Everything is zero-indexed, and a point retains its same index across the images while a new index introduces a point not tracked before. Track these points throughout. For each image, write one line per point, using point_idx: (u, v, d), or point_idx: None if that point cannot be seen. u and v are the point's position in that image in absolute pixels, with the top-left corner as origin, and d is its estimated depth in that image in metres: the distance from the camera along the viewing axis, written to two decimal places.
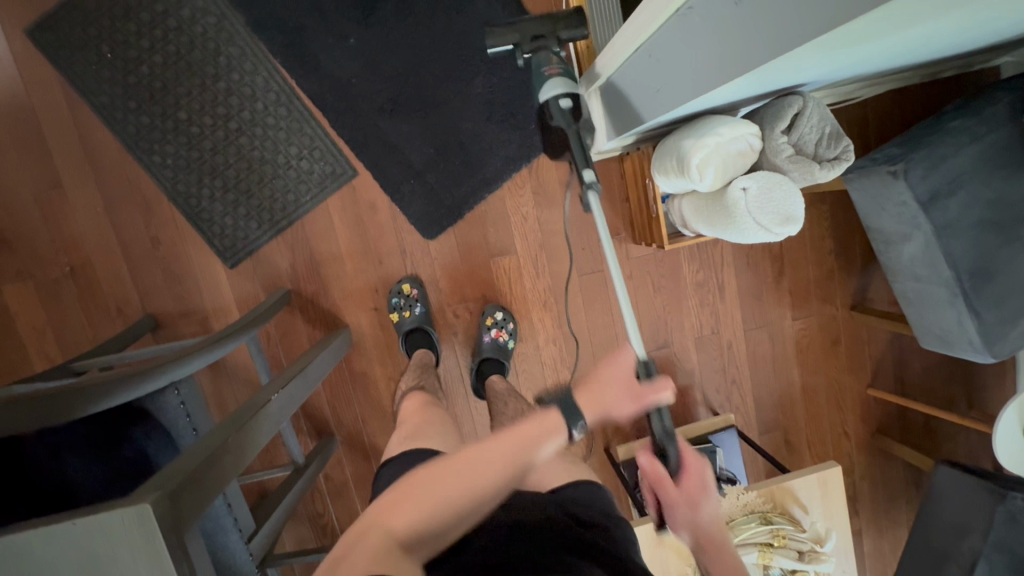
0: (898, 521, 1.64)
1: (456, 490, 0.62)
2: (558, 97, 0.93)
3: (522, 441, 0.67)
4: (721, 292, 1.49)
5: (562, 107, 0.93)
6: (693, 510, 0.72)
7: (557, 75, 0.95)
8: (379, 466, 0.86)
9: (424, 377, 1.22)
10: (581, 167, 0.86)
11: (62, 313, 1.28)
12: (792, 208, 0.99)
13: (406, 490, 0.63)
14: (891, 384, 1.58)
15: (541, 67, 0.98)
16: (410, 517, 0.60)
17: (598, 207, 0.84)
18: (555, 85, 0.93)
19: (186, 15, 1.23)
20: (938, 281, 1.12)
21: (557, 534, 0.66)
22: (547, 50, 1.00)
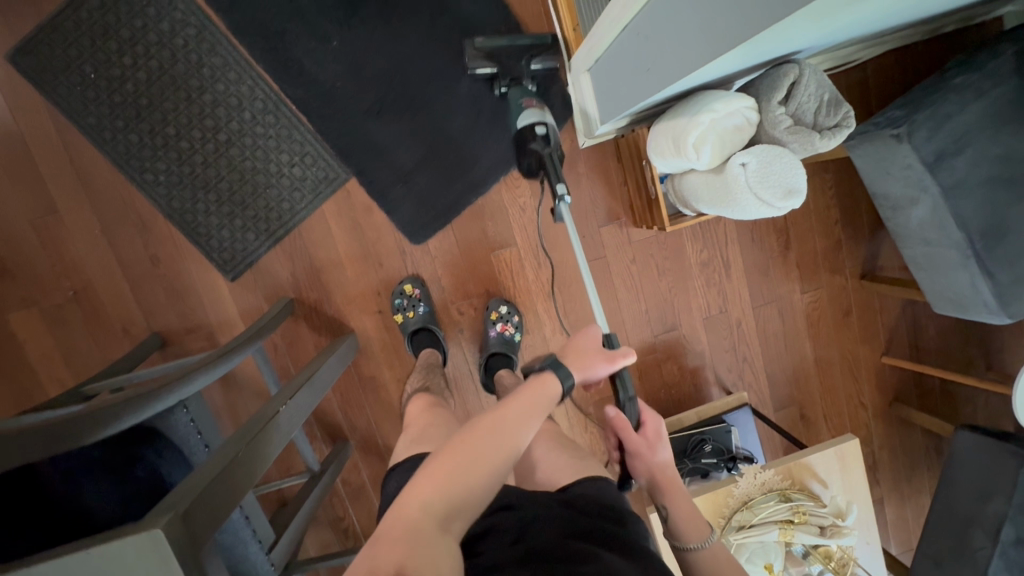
0: (921, 487, 1.62)
1: (484, 457, 0.62)
2: (534, 124, 1.12)
3: (526, 398, 0.71)
4: (727, 270, 1.47)
5: (538, 133, 1.10)
6: (650, 451, 0.87)
7: (533, 107, 1.15)
8: (388, 470, 0.85)
9: (431, 377, 1.21)
10: (554, 182, 1.01)
11: (69, 338, 1.28)
12: (794, 179, 0.97)
13: (434, 463, 0.61)
14: (906, 351, 1.55)
15: (520, 100, 1.19)
16: (445, 485, 0.58)
17: (569, 215, 1.00)
18: (532, 115, 1.12)
19: (167, 29, 1.22)
20: (949, 243, 1.09)
21: (571, 531, 0.65)
22: (520, 87, 1.23)
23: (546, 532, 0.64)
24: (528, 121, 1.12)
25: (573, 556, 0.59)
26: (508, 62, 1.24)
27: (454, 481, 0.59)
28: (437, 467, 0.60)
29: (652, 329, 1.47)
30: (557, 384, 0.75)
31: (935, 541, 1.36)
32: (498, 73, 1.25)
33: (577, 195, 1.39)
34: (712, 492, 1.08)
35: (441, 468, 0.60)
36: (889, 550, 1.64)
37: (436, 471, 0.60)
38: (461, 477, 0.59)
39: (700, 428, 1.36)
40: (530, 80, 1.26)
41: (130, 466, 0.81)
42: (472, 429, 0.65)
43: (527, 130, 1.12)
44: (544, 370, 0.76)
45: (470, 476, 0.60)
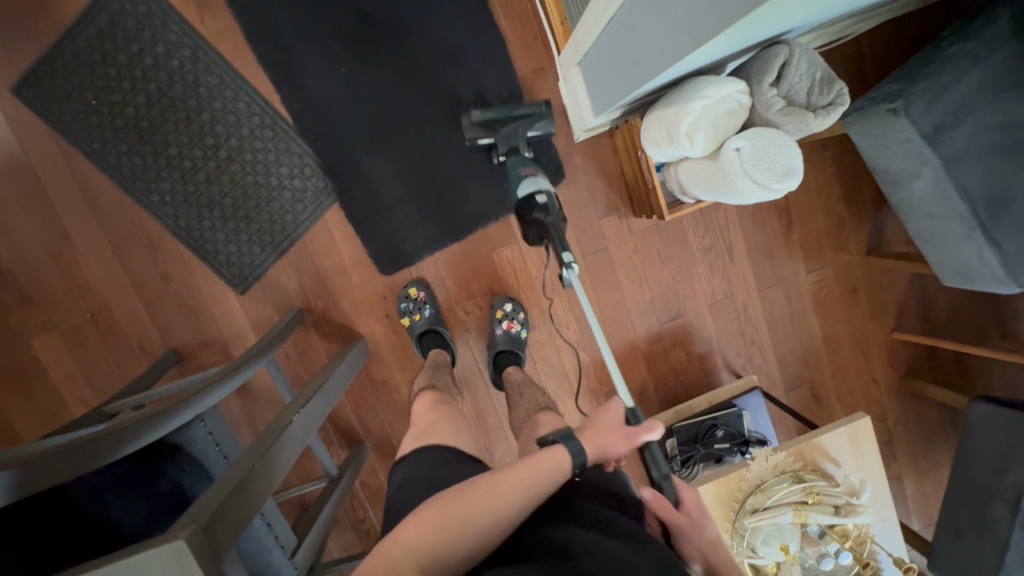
0: (939, 460, 1.61)
1: (470, 519, 0.64)
2: (534, 193, 1.11)
3: (529, 471, 0.69)
4: (731, 254, 1.47)
5: (540, 202, 1.08)
6: (699, 529, 0.72)
7: (533, 175, 1.16)
8: (394, 465, 0.88)
9: (436, 377, 1.22)
10: (560, 251, 0.99)
11: (90, 358, 1.32)
12: (790, 161, 0.97)
13: (421, 514, 0.64)
14: (918, 325, 1.54)
15: (519, 169, 1.19)
16: (423, 537, 0.62)
17: (576, 284, 0.96)
18: (532, 185, 1.12)
19: (162, 52, 1.24)
20: (954, 215, 1.08)
21: (580, 520, 0.66)
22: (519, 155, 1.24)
23: (557, 526, 0.65)
24: (527, 191, 1.12)
25: (581, 549, 0.60)
26: (505, 130, 1.24)
27: (433, 540, 0.62)
28: (419, 521, 0.63)
29: (657, 317, 1.47)
30: (568, 464, 0.71)
31: (955, 514, 1.35)
32: (496, 143, 1.25)
33: (576, 189, 1.39)
34: (725, 477, 1.08)
35: (423, 523, 0.63)
36: (910, 526, 1.64)
37: (420, 523, 0.63)
38: (440, 536, 0.62)
39: (710, 414, 1.36)
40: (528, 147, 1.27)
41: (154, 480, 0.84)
42: (466, 492, 0.66)
43: (527, 199, 1.11)
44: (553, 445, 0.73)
45: (449, 539, 0.62)
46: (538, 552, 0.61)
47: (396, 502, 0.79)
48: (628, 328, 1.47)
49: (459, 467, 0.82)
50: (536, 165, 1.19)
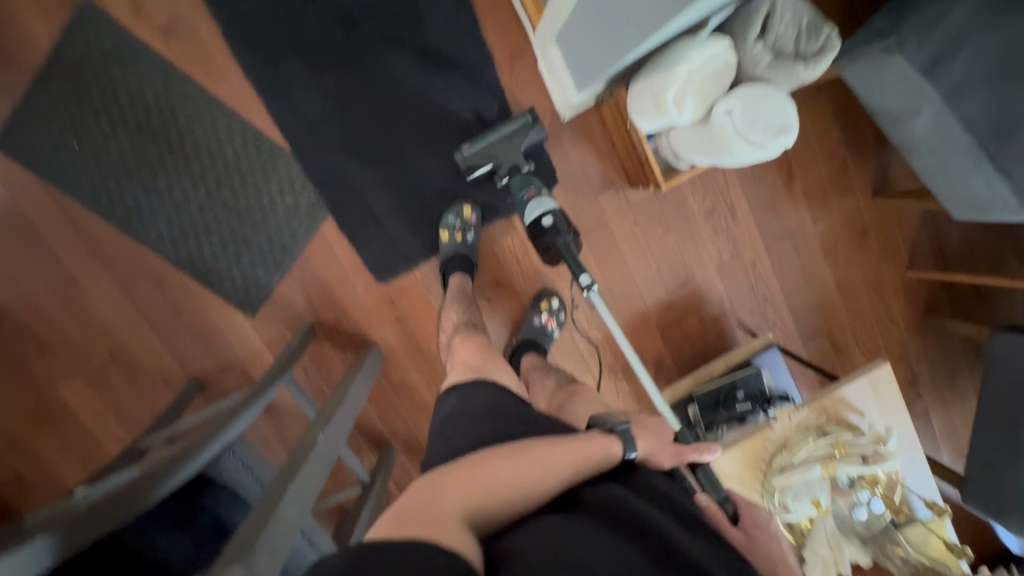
0: (964, 392, 1.61)
1: (522, 482, 0.65)
2: (540, 216, 1.17)
3: (582, 451, 0.71)
4: (733, 213, 1.44)
5: (545, 225, 1.16)
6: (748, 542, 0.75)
7: (534, 197, 1.19)
8: (449, 389, 0.96)
9: (472, 312, 1.25)
10: (577, 274, 1.11)
11: (117, 397, 1.35)
12: (782, 115, 0.95)
13: (477, 468, 0.65)
14: (932, 259, 1.52)
15: (521, 188, 1.22)
16: (472, 493, 0.62)
17: (599, 302, 1.11)
18: (537, 207, 1.17)
19: (134, 85, 1.22)
20: (958, 149, 1.05)
21: (631, 487, 0.68)
22: (518, 172, 1.25)
23: (597, 485, 0.68)
24: (534, 213, 1.17)
25: (623, 508, 0.62)
26: (500, 151, 1.25)
27: (485, 493, 0.63)
28: (475, 475, 0.64)
29: (666, 286, 1.46)
30: (619, 451, 0.74)
31: (986, 444, 1.35)
32: (496, 167, 1.26)
33: (569, 168, 1.37)
34: (749, 440, 1.09)
35: (477, 478, 0.64)
36: (940, 460, 1.64)
37: (475, 476, 0.64)
38: (492, 488, 0.64)
39: (730, 375, 1.36)
40: (526, 161, 1.27)
41: (194, 513, 0.85)
42: (522, 454, 0.68)
43: (534, 223, 1.17)
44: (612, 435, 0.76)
45: (498, 492, 0.64)
46: (579, 506, 0.64)
47: (449, 420, 0.88)
48: (638, 301, 1.45)
49: (511, 402, 0.88)
50: (536, 183, 1.22)
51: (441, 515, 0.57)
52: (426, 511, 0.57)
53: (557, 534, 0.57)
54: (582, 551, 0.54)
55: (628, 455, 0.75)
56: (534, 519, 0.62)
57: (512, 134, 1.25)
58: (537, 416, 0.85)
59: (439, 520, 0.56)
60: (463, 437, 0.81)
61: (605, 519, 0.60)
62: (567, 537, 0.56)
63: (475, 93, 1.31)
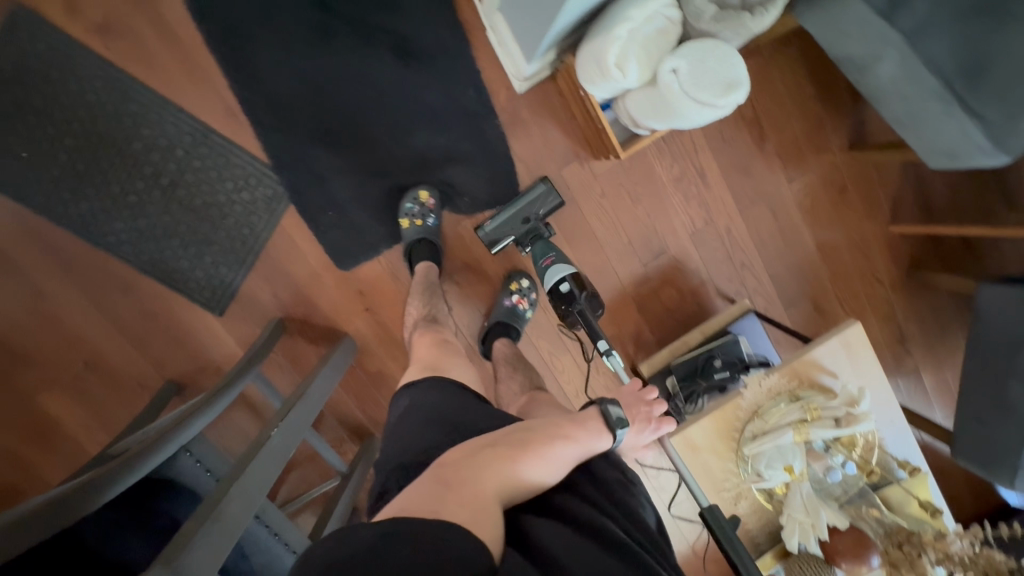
0: (955, 348, 1.58)
1: (543, 465, 0.70)
2: (560, 280, 1.28)
3: (583, 435, 0.78)
4: (704, 178, 1.40)
5: (563, 289, 1.27)
6: None
7: (552, 263, 1.30)
8: (401, 390, 0.93)
9: (433, 304, 1.24)
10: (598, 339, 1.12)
11: (94, 406, 1.34)
12: (732, 73, 0.90)
13: (507, 453, 0.69)
14: (916, 213, 1.48)
15: (540, 256, 1.32)
16: (499, 476, 0.66)
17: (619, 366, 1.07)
18: (557, 273, 1.28)
19: (76, 88, 1.21)
20: (927, 93, 1.00)
21: (585, 498, 0.68)
22: (541, 239, 1.33)
23: (571, 497, 0.68)
24: (553, 279, 1.28)
25: (591, 519, 0.63)
26: (520, 220, 1.33)
27: (515, 477, 0.67)
28: (505, 458, 0.68)
29: (640, 259, 1.42)
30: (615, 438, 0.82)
31: (974, 399, 1.32)
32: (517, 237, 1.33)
33: (529, 143, 1.34)
34: (721, 409, 1.06)
35: (506, 459, 0.68)
36: (935, 418, 1.61)
37: (506, 461, 0.68)
38: (520, 472, 0.68)
39: (707, 346, 1.34)
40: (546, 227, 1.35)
41: (151, 517, 0.85)
42: (544, 444, 0.72)
43: (553, 287, 1.28)
44: (614, 431, 0.82)
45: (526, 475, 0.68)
46: (557, 515, 0.64)
47: (399, 422, 0.84)
48: (613, 276, 1.42)
49: (464, 398, 0.86)
50: (556, 251, 1.32)
51: (479, 498, 0.61)
52: (464, 491, 0.61)
53: (544, 543, 0.58)
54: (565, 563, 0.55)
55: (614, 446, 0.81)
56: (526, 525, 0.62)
57: (534, 201, 1.33)
58: (488, 412, 0.84)
59: (470, 510, 0.59)
60: (415, 436, 0.78)
61: (577, 528, 0.61)
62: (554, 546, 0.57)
63: (426, 73, 1.29)
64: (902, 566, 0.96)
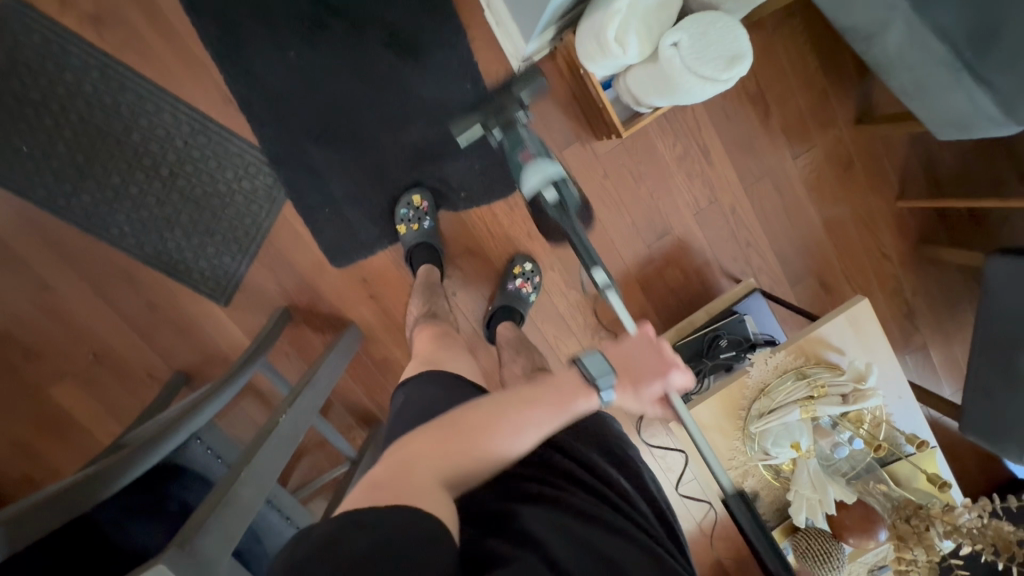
0: (965, 323, 1.57)
1: (496, 440, 0.65)
2: (540, 188, 0.94)
3: (552, 400, 0.71)
4: (707, 155, 1.38)
5: (548, 198, 0.93)
6: None
7: (532, 160, 0.95)
8: (399, 386, 0.94)
9: (434, 302, 1.24)
10: (590, 268, 0.93)
11: (104, 397, 1.35)
12: (735, 45, 0.88)
13: (450, 437, 0.64)
14: (924, 187, 1.46)
15: (515, 151, 0.97)
16: (446, 459, 0.62)
17: (616, 299, 0.91)
18: (536, 175, 0.94)
19: (73, 81, 1.20)
20: (935, 62, 0.98)
21: (583, 485, 0.66)
22: (515, 126, 0.96)
23: (575, 486, 0.65)
24: (532, 182, 0.94)
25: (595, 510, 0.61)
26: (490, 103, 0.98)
27: (460, 459, 0.62)
28: (451, 436, 0.64)
29: (643, 240, 1.41)
30: (592, 398, 0.73)
31: (980, 373, 1.32)
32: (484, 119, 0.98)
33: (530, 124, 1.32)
34: (727, 388, 1.05)
35: (451, 441, 0.64)
36: (943, 393, 1.60)
37: (450, 445, 0.63)
38: (469, 453, 0.63)
39: (712, 324, 1.33)
40: (524, 112, 0.98)
41: (161, 502, 0.85)
42: (495, 419, 0.67)
43: (532, 194, 0.96)
44: (590, 387, 0.74)
45: (475, 456, 0.63)
46: (551, 502, 0.61)
47: (397, 419, 0.84)
48: (617, 258, 1.41)
49: (459, 396, 0.86)
50: (538, 145, 0.97)
51: (420, 485, 0.56)
52: (401, 479, 0.57)
53: (543, 535, 0.56)
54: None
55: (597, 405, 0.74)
56: (524, 514, 0.58)
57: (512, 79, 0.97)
58: None
59: (419, 493, 0.55)
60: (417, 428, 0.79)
61: (578, 516, 0.60)
62: (568, 551, 0.55)
63: (423, 55, 1.27)
64: (910, 540, 0.97)
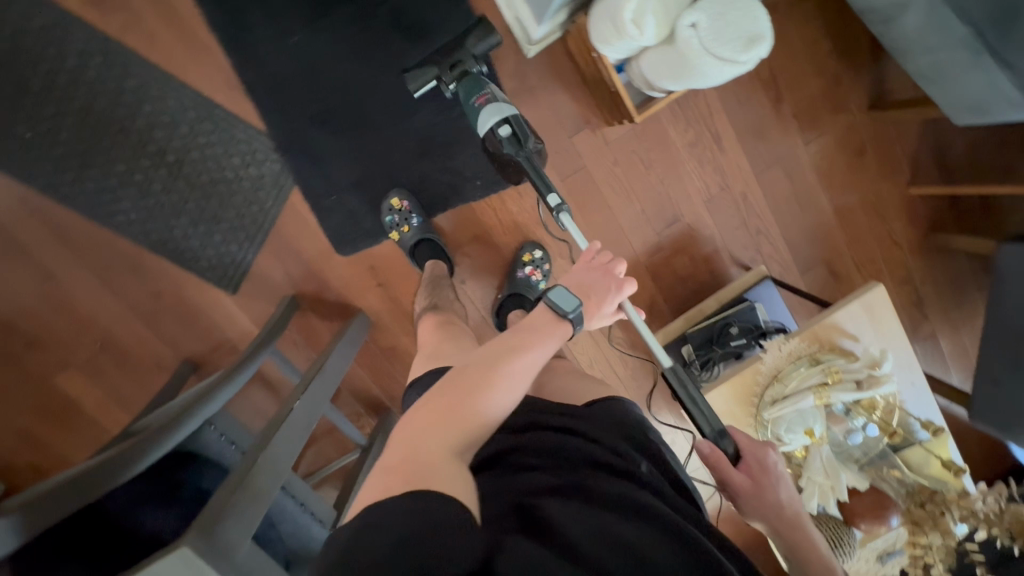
0: (975, 310, 1.56)
1: (490, 392, 0.65)
2: (495, 125, 1.03)
3: (532, 340, 0.73)
4: (718, 142, 1.37)
5: (502, 135, 1.03)
6: (760, 487, 0.76)
7: (486, 101, 1.05)
8: (409, 387, 0.92)
9: (437, 295, 1.22)
10: (545, 195, 0.99)
11: (111, 386, 1.35)
12: (754, 25, 0.87)
13: (445, 402, 0.64)
14: (936, 174, 1.45)
15: (471, 97, 1.08)
16: (451, 425, 0.62)
17: (571, 223, 0.95)
18: (490, 114, 1.03)
19: (76, 66, 1.18)
20: (954, 44, 0.97)
21: (604, 468, 0.65)
22: (469, 73, 1.12)
23: (597, 472, 0.64)
24: (489, 120, 1.03)
25: (620, 494, 0.60)
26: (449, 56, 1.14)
27: (462, 422, 0.62)
28: (451, 401, 0.64)
29: (653, 227, 1.40)
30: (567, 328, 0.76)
31: (990, 360, 1.32)
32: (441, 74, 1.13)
33: (539, 110, 1.30)
34: (740, 375, 1.05)
35: (451, 405, 0.64)
36: (951, 381, 1.60)
37: (448, 409, 0.63)
38: (470, 410, 0.63)
39: (722, 314, 1.32)
40: (477, 63, 1.14)
41: (175, 490, 0.84)
42: (482, 373, 0.67)
43: (489, 133, 1.04)
44: (561, 319, 0.76)
45: (476, 415, 0.63)
46: (576, 492, 0.61)
47: None
48: (626, 245, 1.40)
49: None
50: (487, 87, 1.08)
51: (436, 461, 0.57)
52: (412, 460, 0.57)
53: (570, 528, 0.55)
54: (616, 568, 0.52)
55: (573, 331, 0.77)
56: (547, 506, 0.57)
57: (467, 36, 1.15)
58: None
59: (440, 475, 0.55)
60: None
61: (606, 506, 0.59)
62: (591, 540, 0.54)
63: (432, 39, 1.24)
64: (925, 524, 0.96)
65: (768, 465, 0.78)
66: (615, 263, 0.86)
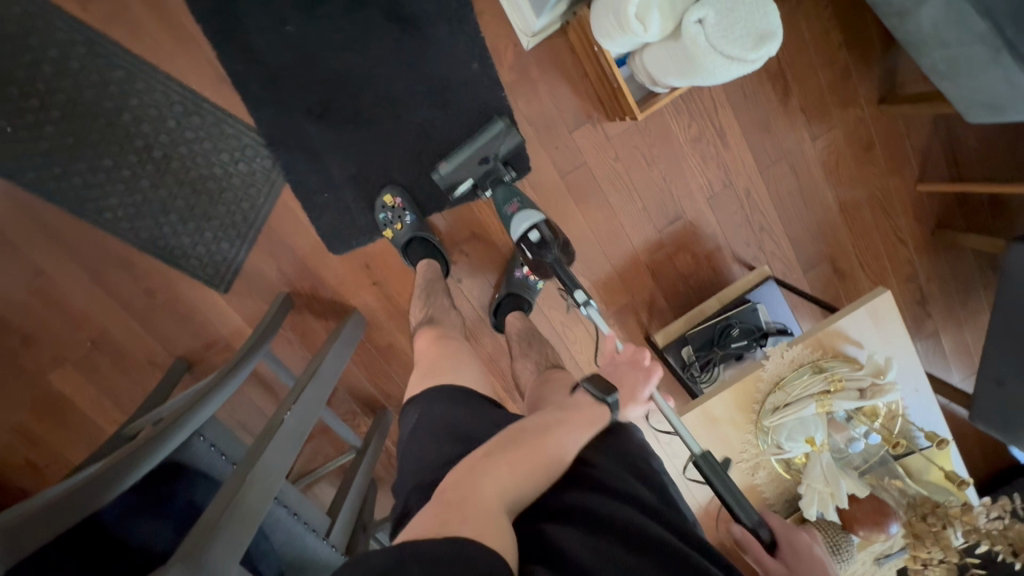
0: (979, 308, 1.54)
1: (551, 457, 0.66)
2: (527, 229, 1.13)
3: (584, 418, 0.75)
4: (723, 137, 1.33)
5: (534, 239, 1.12)
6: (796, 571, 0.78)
7: (518, 211, 1.16)
8: (409, 402, 0.91)
9: (433, 301, 1.20)
10: (573, 291, 1.07)
11: (105, 384, 1.33)
12: (764, 22, 0.83)
13: (513, 454, 0.64)
14: (946, 170, 1.41)
15: (507, 200, 1.18)
16: (511, 478, 0.61)
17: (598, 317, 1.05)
18: (523, 222, 1.13)
19: (57, 57, 1.14)
20: (971, 40, 0.93)
21: (594, 486, 0.63)
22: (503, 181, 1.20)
23: (585, 491, 0.62)
24: (523, 226, 1.13)
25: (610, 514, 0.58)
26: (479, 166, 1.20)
27: (525, 479, 0.62)
28: (518, 458, 0.64)
29: (654, 224, 1.37)
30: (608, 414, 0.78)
31: (995, 363, 1.29)
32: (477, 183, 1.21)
33: (539, 104, 1.26)
34: (741, 381, 1.03)
35: (515, 458, 0.64)
36: (952, 380, 1.58)
37: (516, 462, 0.63)
38: (532, 464, 0.64)
39: (724, 314, 1.30)
40: (506, 168, 1.22)
41: (166, 501, 0.84)
42: (545, 437, 0.68)
43: (522, 237, 1.14)
44: (601, 403, 0.79)
45: (532, 468, 0.63)
46: (576, 516, 0.59)
47: (412, 437, 0.82)
48: (626, 243, 1.37)
49: (472, 407, 0.83)
50: (519, 196, 1.18)
51: (483, 507, 0.56)
52: (469, 503, 0.56)
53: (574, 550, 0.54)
54: None
55: (613, 417, 0.78)
56: (554, 532, 0.57)
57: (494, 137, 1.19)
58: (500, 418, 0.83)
59: (451, 519, 0.53)
60: (429, 453, 0.76)
61: (601, 531, 0.57)
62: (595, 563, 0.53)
63: (427, 29, 1.20)
64: (927, 539, 0.93)
65: (802, 548, 0.81)
66: (642, 354, 0.94)
